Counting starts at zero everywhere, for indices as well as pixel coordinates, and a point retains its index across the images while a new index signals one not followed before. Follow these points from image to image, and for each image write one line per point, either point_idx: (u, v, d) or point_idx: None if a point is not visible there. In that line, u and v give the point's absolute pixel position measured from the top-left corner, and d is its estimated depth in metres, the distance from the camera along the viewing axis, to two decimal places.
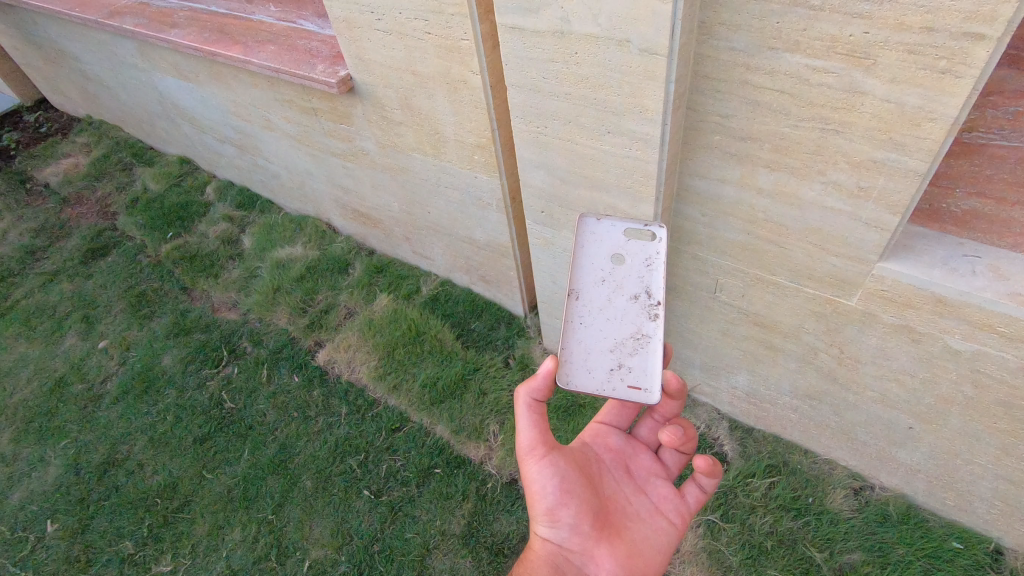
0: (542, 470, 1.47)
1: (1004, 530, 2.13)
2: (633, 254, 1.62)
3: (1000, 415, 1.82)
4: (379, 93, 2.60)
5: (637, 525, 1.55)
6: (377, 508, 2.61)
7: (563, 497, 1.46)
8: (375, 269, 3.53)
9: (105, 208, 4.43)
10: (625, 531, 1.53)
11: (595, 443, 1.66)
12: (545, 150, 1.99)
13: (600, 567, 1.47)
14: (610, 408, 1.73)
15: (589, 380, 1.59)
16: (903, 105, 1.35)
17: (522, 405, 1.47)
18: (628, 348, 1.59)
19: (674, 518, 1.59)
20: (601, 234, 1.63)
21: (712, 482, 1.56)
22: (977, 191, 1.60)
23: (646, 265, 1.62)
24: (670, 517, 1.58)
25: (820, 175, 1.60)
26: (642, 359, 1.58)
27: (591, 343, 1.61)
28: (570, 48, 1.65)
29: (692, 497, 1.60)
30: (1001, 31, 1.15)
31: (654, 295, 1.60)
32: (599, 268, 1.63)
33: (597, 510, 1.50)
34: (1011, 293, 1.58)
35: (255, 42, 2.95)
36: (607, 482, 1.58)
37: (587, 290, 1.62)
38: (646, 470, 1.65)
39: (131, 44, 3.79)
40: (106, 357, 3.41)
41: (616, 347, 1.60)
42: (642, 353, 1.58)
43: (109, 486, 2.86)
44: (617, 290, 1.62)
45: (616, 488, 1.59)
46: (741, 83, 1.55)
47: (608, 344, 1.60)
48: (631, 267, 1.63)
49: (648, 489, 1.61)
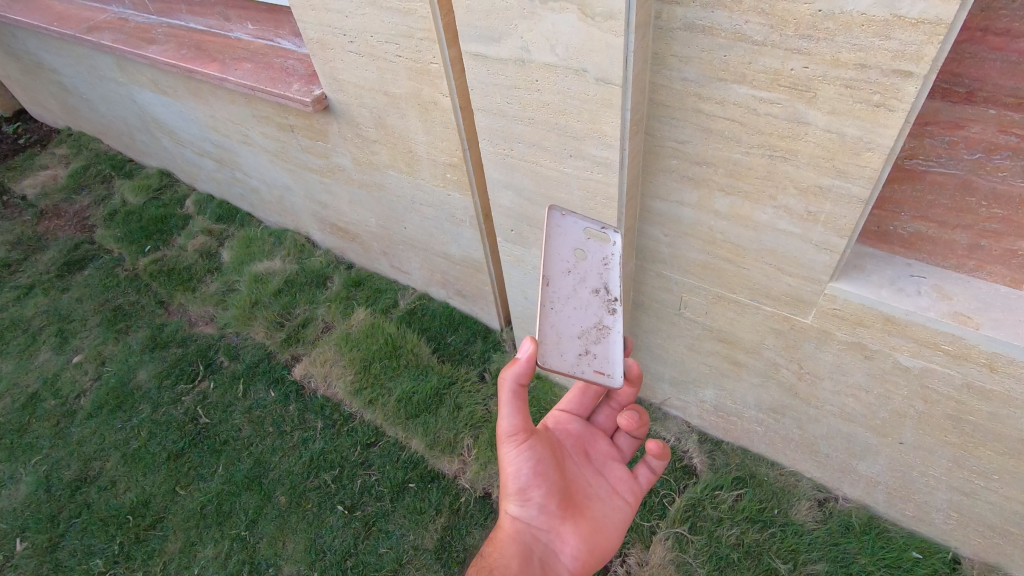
0: (517, 452, 1.47)
1: (961, 540, 2.18)
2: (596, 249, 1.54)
3: (950, 428, 1.88)
4: (353, 112, 2.65)
5: (598, 505, 1.59)
6: (351, 523, 2.62)
7: (535, 479, 1.48)
8: (353, 283, 3.55)
9: (82, 220, 4.41)
10: (588, 511, 1.56)
11: (559, 428, 1.68)
12: (513, 172, 2.05)
13: (564, 544, 1.50)
14: (571, 396, 1.74)
15: (562, 367, 1.42)
16: (842, 135, 1.44)
17: (506, 390, 1.41)
18: (591, 338, 1.50)
19: (629, 498, 1.64)
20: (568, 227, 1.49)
21: (663, 464, 1.63)
22: (920, 215, 1.67)
23: (604, 263, 1.54)
24: (626, 497, 1.63)
25: (771, 200, 1.68)
26: (605, 348, 1.52)
27: (562, 328, 1.47)
28: (532, 76, 1.72)
29: (645, 479, 1.67)
30: (927, 69, 1.25)
31: (613, 290, 1.53)
32: (565, 259, 1.49)
33: (564, 490, 1.53)
34: (954, 312, 1.65)
35: (232, 59, 2.99)
36: (571, 466, 1.60)
37: (557, 280, 1.46)
38: (606, 454, 1.69)
39: (110, 59, 3.81)
40: (80, 372, 3.39)
41: (584, 335, 1.50)
42: (605, 344, 1.51)
43: (80, 504, 2.84)
44: (583, 281, 1.51)
45: (578, 471, 1.62)
46: (694, 111, 1.62)
47: (576, 332, 1.49)
48: (592, 261, 1.54)
49: (607, 473, 1.65)
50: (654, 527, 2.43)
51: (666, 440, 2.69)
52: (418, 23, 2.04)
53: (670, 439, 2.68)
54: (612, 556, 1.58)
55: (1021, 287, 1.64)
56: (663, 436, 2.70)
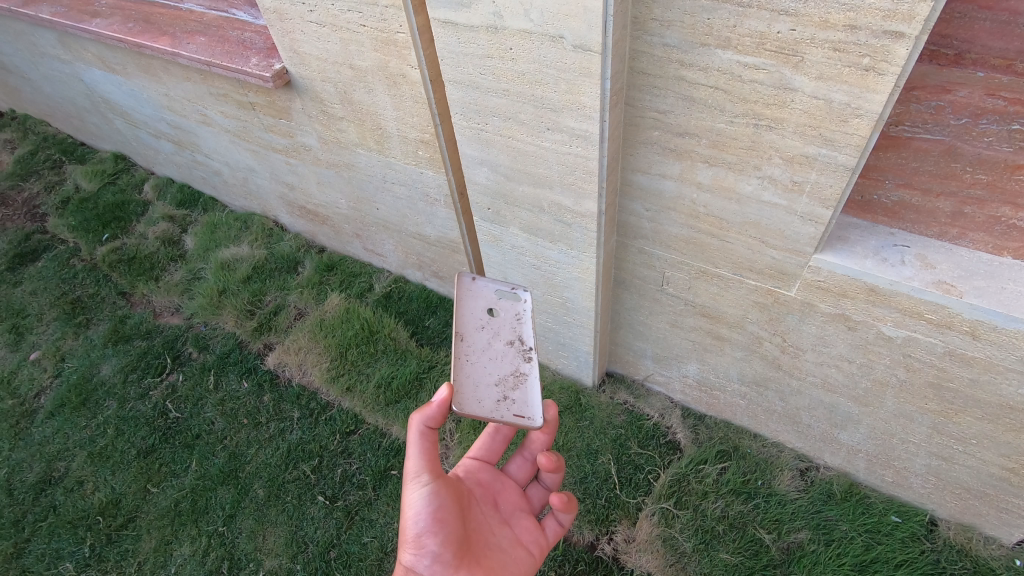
0: (426, 496, 1.46)
1: (937, 502, 2.22)
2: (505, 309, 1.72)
3: (930, 396, 1.89)
4: (317, 88, 2.51)
5: (500, 556, 1.59)
6: (333, 514, 2.55)
7: (432, 525, 1.45)
8: (325, 267, 3.43)
9: (32, 209, 4.16)
10: (490, 564, 1.55)
11: (468, 473, 1.70)
12: (487, 147, 1.96)
13: None
14: (479, 441, 1.76)
15: (478, 408, 1.54)
16: (830, 101, 1.39)
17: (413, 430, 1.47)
18: (509, 383, 1.62)
19: (533, 550, 1.66)
20: (474, 292, 1.71)
21: (570, 517, 1.69)
22: (904, 183, 1.65)
23: (517, 318, 1.71)
24: (530, 549, 1.66)
25: (756, 170, 1.63)
26: (525, 392, 1.62)
27: (477, 380, 1.59)
28: (505, 44, 1.63)
29: (552, 531, 1.71)
30: (919, 29, 1.20)
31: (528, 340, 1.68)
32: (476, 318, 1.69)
33: (460, 540, 1.49)
34: (937, 281, 1.64)
35: (183, 32, 2.80)
36: (475, 514, 1.61)
37: (470, 336, 1.65)
38: (512, 504, 1.71)
39: (51, 35, 3.56)
40: (39, 369, 3.23)
41: (500, 383, 1.61)
42: (523, 387, 1.62)
43: (45, 507, 2.72)
44: (495, 335, 1.67)
45: (484, 517, 1.63)
46: (676, 78, 1.56)
47: (492, 380, 1.61)
48: (506, 317, 1.71)
49: (514, 522, 1.68)
50: (640, 504, 2.43)
51: (650, 416, 2.67)
52: None
53: (653, 415, 2.67)
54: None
55: (1003, 254, 1.64)
56: (646, 412, 2.67)
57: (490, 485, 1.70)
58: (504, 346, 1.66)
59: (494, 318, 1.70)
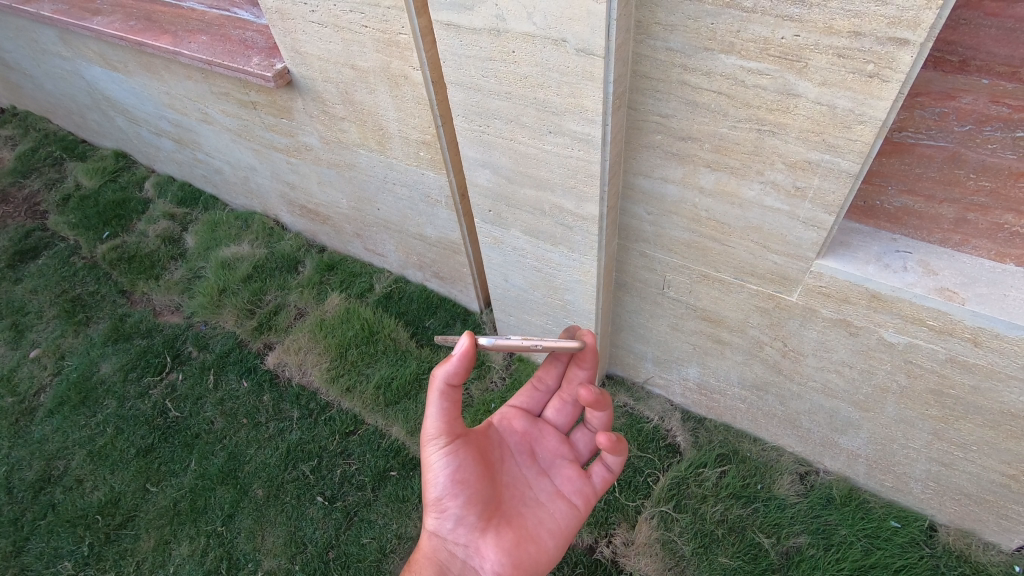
0: (445, 459, 1.47)
1: (937, 507, 2.22)
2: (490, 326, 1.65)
3: (932, 402, 1.89)
4: (318, 88, 2.51)
5: (535, 510, 1.62)
6: (333, 514, 2.55)
7: (453, 488, 1.48)
8: (326, 267, 3.42)
9: (33, 206, 4.16)
10: (522, 520, 1.59)
11: (503, 425, 1.71)
12: (489, 149, 1.96)
13: (485, 559, 1.51)
14: (523, 392, 1.78)
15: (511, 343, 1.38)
16: (833, 108, 1.39)
17: (434, 390, 1.41)
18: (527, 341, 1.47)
19: (575, 500, 1.67)
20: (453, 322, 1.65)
21: (618, 462, 1.64)
22: (907, 189, 1.64)
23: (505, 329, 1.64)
24: (573, 499, 1.67)
25: (758, 175, 1.63)
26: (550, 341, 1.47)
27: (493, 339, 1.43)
28: (507, 48, 1.62)
29: (600, 479, 1.69)
30: (924, 36, 1.19)
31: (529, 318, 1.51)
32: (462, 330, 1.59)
33: (484, 501, 1.53)
34: (939, 288, 1.63)
35: (185, 31, 2.79)
36: (508, 469, 1.64)
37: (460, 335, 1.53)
38: (551, 454, 1.72)
39: (53, 32, 3.55)
40: (39, 367, 3.23)
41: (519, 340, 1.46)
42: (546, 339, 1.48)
43: (44, 505, 2.72)
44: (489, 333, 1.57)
45: (518, 473, 1.66)
46: (679, 83, 1.55)
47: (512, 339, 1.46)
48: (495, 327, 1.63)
49: (553, 473, 1.69)
50: (639, 507, 2.42)
51: (650, 419, 2.67)
52: None
53: (653, 417, 2.66)
54: (549, 563, 1.60)
55: (1005, 261, 1.63)
56: (646, 415, 2.67)
57: (527, 435, 1.73)
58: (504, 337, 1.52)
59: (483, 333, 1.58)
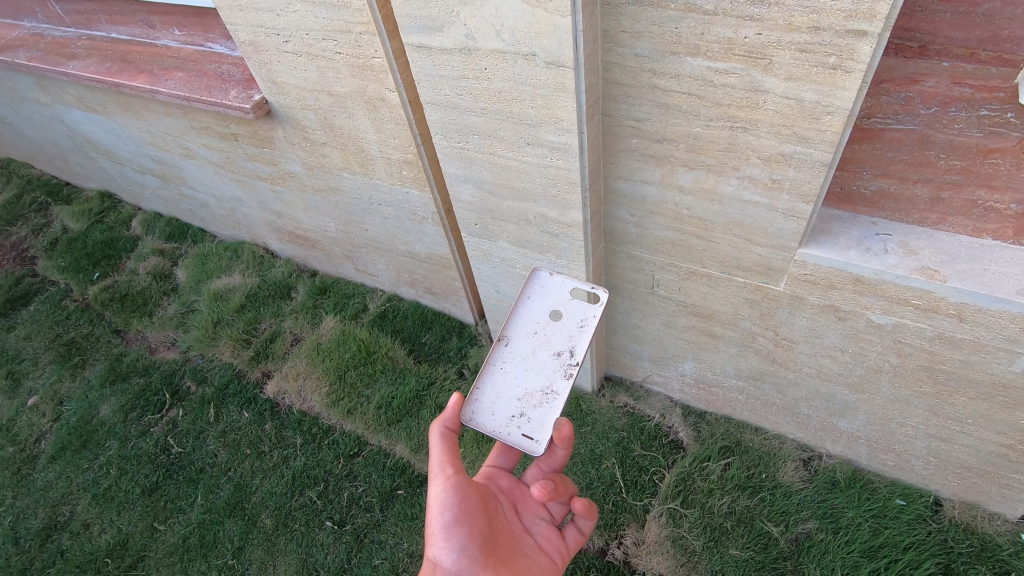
0: (448, 490, 1.50)
1: (940, 482, 2.25)
2: (566, 315, 1.78)
3: (924, 379, 1.92)
4: (298, 116, 2.53)
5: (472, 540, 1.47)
6: (342, 538, 2.55)
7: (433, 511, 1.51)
8: (318, 291, 3.43)
9: (21, 252, 4.14)
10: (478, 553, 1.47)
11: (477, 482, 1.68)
12: (470, 165, 1.98)
13: None
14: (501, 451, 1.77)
15: (541, 406, 1.69)
16: (801, 101, 1.42)
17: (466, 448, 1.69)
18: (535, 399, 1.71)
19: (556, 558, 1.69)
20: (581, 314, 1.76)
21: (591, 523, 1.72)
22: (881, 173, 1.68)
23: (578, 328, 1.75)
24: (553, 557, 1.68)
25: (735, 171, 1.66)
26: (545, 411, 1.69)
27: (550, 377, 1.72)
28: (479, 65, 1.65)
29: (573, 540, 1.75)
30: (881, 26, 1.23)
31: (576, 354, 1.71)
32: (567, 329, 1.76)
33: (486, 536, 1.51)
34: (921, 267, 1.66)
35: (161, 69, 2.81)
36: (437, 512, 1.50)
37: (574, 342, 1.73)
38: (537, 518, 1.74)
39: (30, 79, 3.56)
40: (37, 414, 3.22)
41: (526, 396, 1.72)
42: (546, 406, 1.69)
43: (52, 553, 2.70)
44: (545, 344, 1.76)
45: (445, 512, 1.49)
46: (650, 87, 1.58)
47: (539, 386, 1.72)
48: (568, 324, 1.77)
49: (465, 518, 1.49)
50: (647, 505, 2.44)
51: (651, 417, 2.68)
52: (356, 16, 1.94)
53: (654, 415, 2.68)
54: None
55: (982, 236, 1.67)
56: (647, 413, 2.69)
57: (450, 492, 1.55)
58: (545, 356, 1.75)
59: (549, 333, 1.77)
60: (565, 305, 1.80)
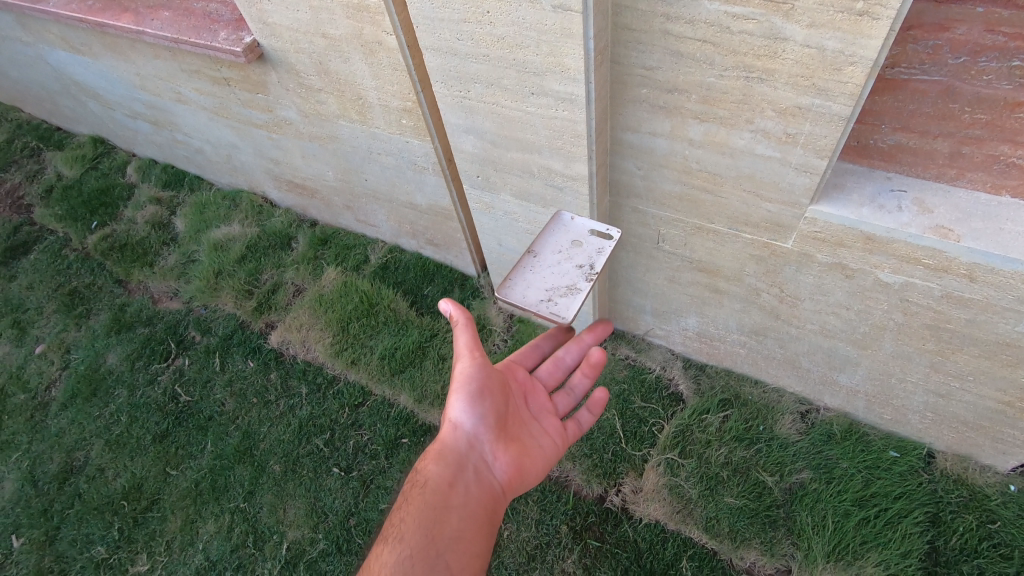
0: (476, 366, 1.61)
1: (934, 435, 2.28)
2: (586, 243, 1.91)
3: (928, 337, 1.91)
4: (291, 60, 2.42)
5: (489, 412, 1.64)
6: (350, 484, 2.63)
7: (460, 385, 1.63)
8: (319, 242, 3.40)
9: (17, 199, 4.08)
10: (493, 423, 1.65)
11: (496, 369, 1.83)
12: (471, 114, 1.90)
13: (493, 455, 1.65)
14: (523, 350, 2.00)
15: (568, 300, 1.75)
16: (823, 49, 1.34)
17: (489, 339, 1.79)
18: (561, 292, 1.78)
19: (560, 439, 1.83)
20: (598, 242, 1.91)
21: (592, 416, 1.93)
22: (900, 127, 1.60)
23: (596, 252, 1.88)
24: (557, 439, 1.82)
25: (748, 124, 1.59)
26: (571, 301, 1.75)
27: (575, 278, 1.80)
28: (481, 8, 1.55)
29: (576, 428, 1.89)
30: None
31: (597, 266, 1.82)
32: (588, 251, 1.88)
33: (499, 411, 1.67)
34: (934, 226, 1.62)
35: (146, 8, 2.67)
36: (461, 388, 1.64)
37: (593, 258, 1.84)
38: (542, 408, 1.89)
39: (10, 17, 3.40)
40: (46, 362, 3.26)
41: (551, 290, 1.79)
42: (572, 298, 1.75)
43: (69, 495, 2.80)
44: (567, 258, 1.86)
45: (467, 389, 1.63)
46: (662, 33, 1.49)
47: (564, 285, 1.80)
48: (587, 249, 1.89)
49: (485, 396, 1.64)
50: (645, 455, 2.50)
51: (651, 370, 2.71)
52: None
53: (655, 367, 2.71)
54: (534, 481, 1.73)
55: (1001, 193, 1.61)
56: (648, 366, 2.72)
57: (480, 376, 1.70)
58: (569, 266, 1.84)
59: (572, 250, 1.89)
60: (585, 233, 1.94)
